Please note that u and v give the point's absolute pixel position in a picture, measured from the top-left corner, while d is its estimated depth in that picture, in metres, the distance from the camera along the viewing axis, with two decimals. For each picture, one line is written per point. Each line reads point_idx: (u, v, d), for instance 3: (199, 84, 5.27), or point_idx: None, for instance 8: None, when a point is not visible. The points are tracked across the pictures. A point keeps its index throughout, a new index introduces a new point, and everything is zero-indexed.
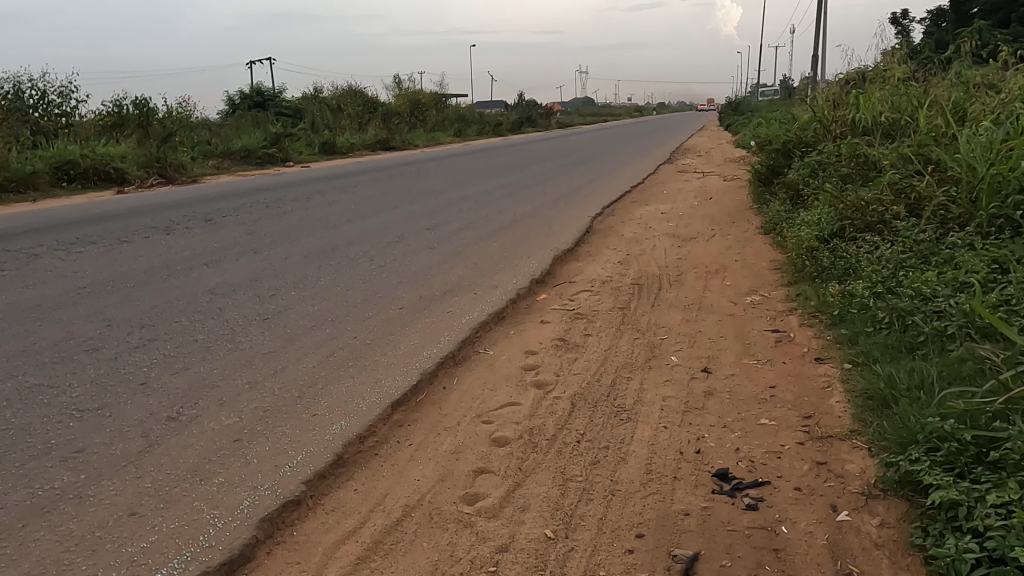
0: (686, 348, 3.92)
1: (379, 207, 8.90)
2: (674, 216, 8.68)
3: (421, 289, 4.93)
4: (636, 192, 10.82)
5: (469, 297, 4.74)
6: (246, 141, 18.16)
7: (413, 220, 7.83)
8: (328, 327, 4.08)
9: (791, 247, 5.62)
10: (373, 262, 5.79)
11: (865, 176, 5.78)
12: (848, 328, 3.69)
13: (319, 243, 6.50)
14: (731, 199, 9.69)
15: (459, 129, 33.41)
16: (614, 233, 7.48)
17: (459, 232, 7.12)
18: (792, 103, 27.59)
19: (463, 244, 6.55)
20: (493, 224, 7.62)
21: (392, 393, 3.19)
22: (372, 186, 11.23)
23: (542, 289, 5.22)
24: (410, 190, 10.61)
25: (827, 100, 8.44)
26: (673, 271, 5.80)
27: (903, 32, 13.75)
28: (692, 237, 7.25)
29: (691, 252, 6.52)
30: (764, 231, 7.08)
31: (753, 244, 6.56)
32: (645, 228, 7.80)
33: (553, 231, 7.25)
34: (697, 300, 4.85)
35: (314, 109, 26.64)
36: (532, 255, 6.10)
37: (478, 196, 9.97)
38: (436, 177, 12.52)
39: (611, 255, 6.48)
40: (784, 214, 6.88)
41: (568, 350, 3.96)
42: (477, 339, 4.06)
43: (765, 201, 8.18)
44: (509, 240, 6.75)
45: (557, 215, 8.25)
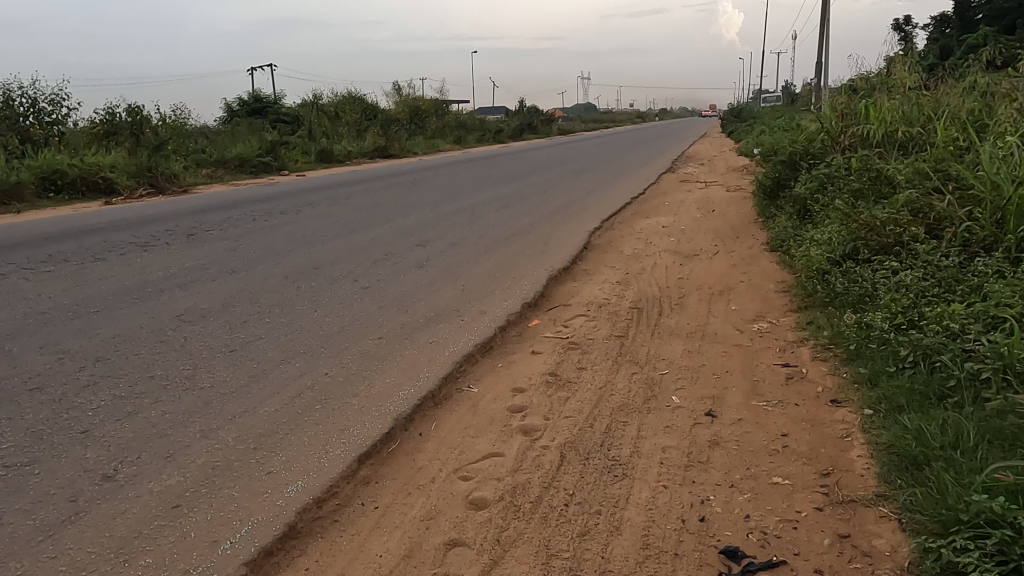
0: (688, 385, 3.58)
1: (369, 220, 8.58)
2: (676, 230, 8.35)
3: (403, 315, 4.59)
4: (637, 204, 10.50)
5: (454, 326, 4.41)
6: (241, 149, 17.89)
7: (402, 235, 7.50)
8: (297, 361, 3.74)
9: (800, 268, 5.29)
10: (356, 283, 5.46)
11: (878, 192, 5.46)
12: (868, 366, 3.36)
13: (302, 262, 6.17)
14: (735, 212, 9.35)
15: (459, 136, 33.12)
16: (613, 250, 7.16)
17: (450, 249, 6.79)
18: (795, 110, 27.25)
19: (453, 263, 6.22)
20: (487, 240, 7.30)
21: (360, 444, 2.86)
22: (365, 197, 10.91)
23: (534, 314, 4.89)
24: (404, 202, 10.30)
25: (834, 109, 8.12)
26: (674, 293, 5.47)
27: (909, 39, 13.45)
28: (695, 254, 6.92)
29: (694, 271, 6.19)
30: (770, 247, 6.75)
31: (759, 263, 6.23)
32: (645, 244, 7.47)
33: (549, 248, 6.92)
34: (700, 327, 4.52)
35: (312, 116, 26.39)
36: (526, 275, 5.77)
37: (473, 208, 9.64)
38: (433, 187, 12.22)
39: (609, 274, 6.16)
40: (790, 230, 6.56)
41: (560, 387, 3.63)
42: (460, 375, 3.72)
43: (770, 215, 7.86)
44: (501, 258, 6.42)
45: (554, 230, 7.92)
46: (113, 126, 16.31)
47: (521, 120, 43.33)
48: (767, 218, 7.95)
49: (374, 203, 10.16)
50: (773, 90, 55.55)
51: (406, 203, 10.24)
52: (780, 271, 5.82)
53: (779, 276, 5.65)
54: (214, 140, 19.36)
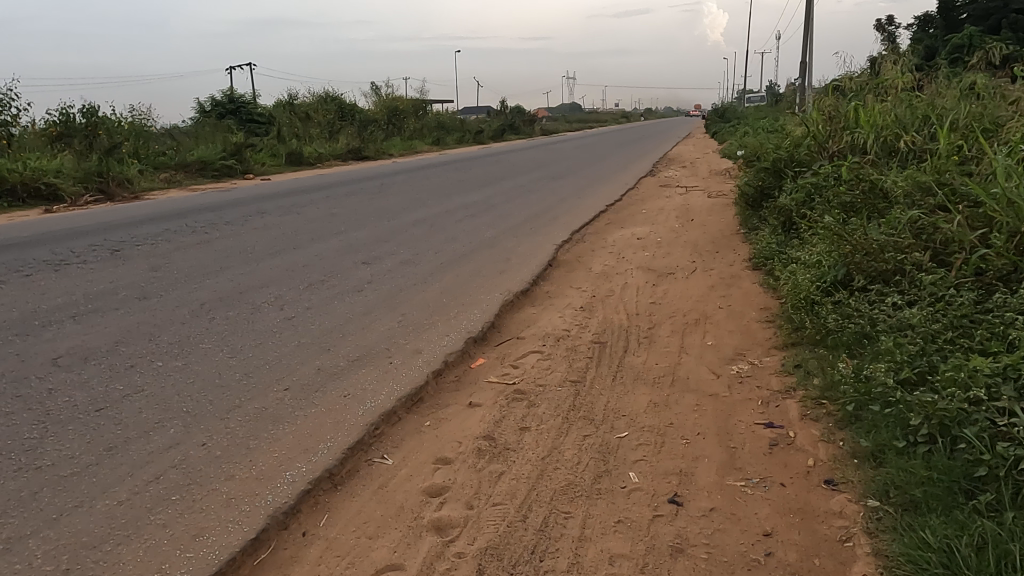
0: (650, 455, 2.92)
1: (319, 233, 7.87)
2: (652, 243, 7.71)
3: (323, 356, 3.91)
4: (612, 212, 9.86)
5: (380, 370, 3.73)
6: (203, 151, 17.11)
7: (349, 251, 6.80)
8: (174, 426, 3.05)
9: (786, 294, 4.67)
10: (281, 313, 4.77)
11: (874, 208, 4.85)
12: (870, 435, 2.73)
13: (227, 285, 5.47)
14: (716, 222, 8.72)
15: (438, 137, 32.36)
16: (580, 267, 6.51)
17: (398, 269, 6.10)
18: (779, 111, 26.67)
19: (399, 285, 5.54)
20: (442, 256, 6.61)
21: (212, 560, 2.18)
22: (323, 206, 10.19)
23: (480, 352, 4.23)
24: (362, 211, 9.60)
25: (821, 112, 7.50)
26: (644, 322, 4.82)
27: (890, 40, 12.87)
28: (670, 271, 6.28)
29: (668, 294, 5.54)
30: (751, 264, 6.13)
31: (740, 283, 5.59)
32: (617, 260, 6.82)
33: (509, 266, 6.25)
34: (670, 370, 3.87)
35: (284, 117, 25.56)
36: (478, 301, 5.10)
37: (436, 218, 8.96)
38: (398, 194, 11.52)
39: (573, 298, 5.50)
40: (775, 245, 5.95)
41: (495, 456, 2.96)
42: (374, 441, 3.04)
43: (753, 227, 7.25)
44: (454, 279, 5.74)
45: (519, 244, 7.25)
46: (65, 127, 15.52)
47: (502, 120, 42.63)
48: (750, 230, 7.34)
49: (330, 213, 9.46)
50: (757, 90, 55.11)
51: (365, 212, 9.55)
52: (763, 294, 5.19)
53: (762, 301, 5.02)
54: (177, 142, 18.56)
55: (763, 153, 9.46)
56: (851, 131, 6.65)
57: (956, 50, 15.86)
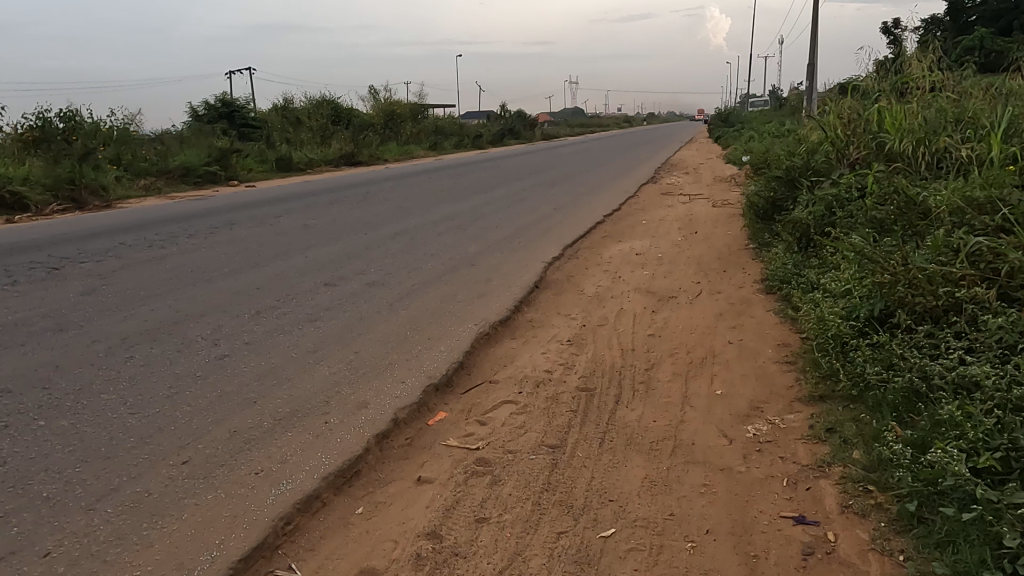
0: (643, 570, 2.19)
1: (286, 248, 7.16)
2: (652, 259, 6.98)
3: (245, 412, 3.18)
4: (609, 224, 9.15)
5: (311, 432, 3.00)
6: (186, 157, 16.43)
7: (314, 270, 6.09)
8: (19, 523, 2.32)
9: (810, 329, 3.96)
10: (213, 350, 4.05)
11: (912, 227, 4.15)
12: (944, 553, 2.02)
13: (163, 313, 4.76)
14: (723, 235, 8.00)
15: (435, 141, 31.70)
16: (571, 290, 5.79)
17: (364, 292, 5.39)
18: (784, 116, 25.96)
19: (360, 313, 4.83)
20: (417, 276, 5.90)
21: None
22: (299, 216, 9.49)
23: (442, 402, 3.51)
24: (340, 223, 8.91)
25: (839, 114, 6.79)
26: (641, 361, 4.10)
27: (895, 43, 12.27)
28: (672, 294, 5.57)
29: (669, 323, 4.83)
30: (764, 285, 5.42)
31: (752, 310, 4.86)
32: (613, 280, 6.10)
33: (490, 287, 5.53)
34: (672, 430, 3.14)
35: (276, 121, 24.91)
36: (448, 335, 4.38)
37: (417, 231, 8.25)
38: (383, 203, 10.83)
39: (561, 329, 4.77)
40: (792, 264, 5.24)
41: (437, 567, 2.23)
42: (281, 543, 2.32)
43: (765, 242, 6.54)
44: (425, 305, 5.03)
45: (505, 260, 6.53)
46: (43, 133, 14.76)
47: (502, 125, 41.95)
48: (762, 244, 6.63)
49: (305, 225, 8.76)
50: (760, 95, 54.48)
51: (343, 224, 8.86)
52: (780, 325, 4.46)
53: (780, 335, 4.29)
54: (161, 147, 17.88)
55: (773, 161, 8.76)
56: (878, 138, 5.95)
57: (968, 50, 15.17)
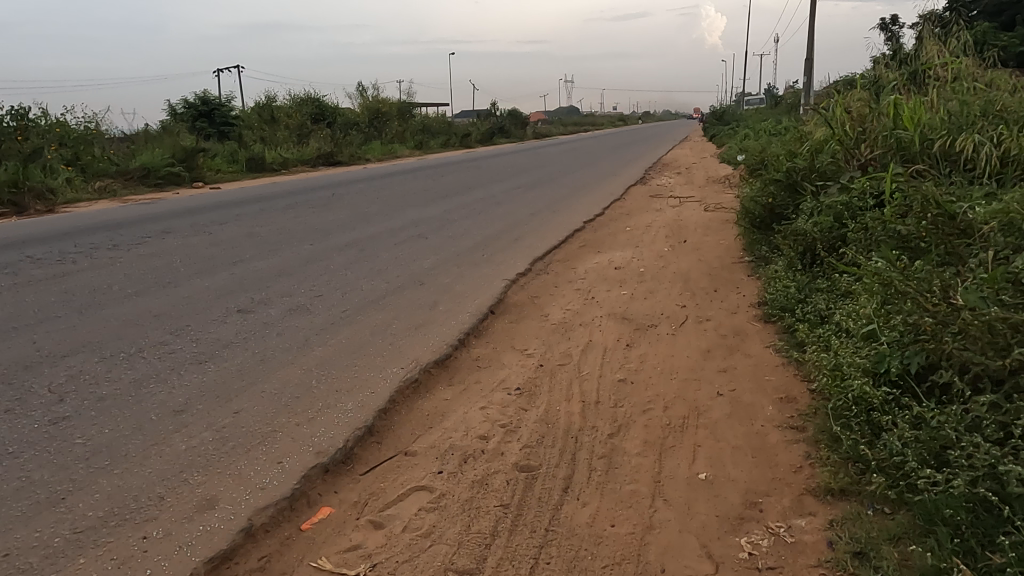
0: None
1: (213, 263, 6.25)
2: (633, 275, 6.08)
3: (39, 519, 2.28)
4: (590, 231, 8.26)
5: (114, 557, 2.10)
6: (147, 157, 15.48)
7: (231, 292, 5.17)
8: None
9: (823, 380, 3.09)
10: (53, 409, 3.14)
11: (952, 249, 3.29)
12: None
13: (19, 353, 3.84)
14: (714, 245, 7.09)
15: (421, 140, 30.71)
16: (532, 316, 4.89)
17: (281, 321, 4.48)
18: (781, 115, 25.04)
19: (265, 351, 3.91)
20: (351, 300, 4.99)
21: None
22: (246, 223, 8.57)
23: (331, 491, 2.60)
24: (289, 231, 8.00)
25: (846, 107, 5.91)
26: (606, 419, 3.20)
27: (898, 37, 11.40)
28: (652, 321, 4.67)
29: (645, 362, 3.93)
30: (762, 311, 4.55)
31: (748, 347, 3.96)
32: (584, 303, 5.20)
33: (434, 314, 4.62)
34: (635, 544, 2.24)
35: (253, 120, 23.92)
36: (364, 383, 3.47)
37: (370, 240, 7.33)
38: (345, 207, 9.92)
39: (513, 371, 3.87)
40: (797, 286, 4.37)
41: None
42: None
43: (763, 256, 5.68)
44: (349, 339, 4.12)
45: (460, 278, 5.63)
46: None
47: (492, 124, 40.95)
48: (759, 258, 5.76)
49: (248, 234, 7.85)
50: (755, 94, 53.65)
51: (292, 232, 7.95)
52: (782, 369, 3.57)
53: (782, 383, 3.39)
54: (123, 147, 16.91)
55: (769, 162, 7.88)
56: (894, 135, 5.09)
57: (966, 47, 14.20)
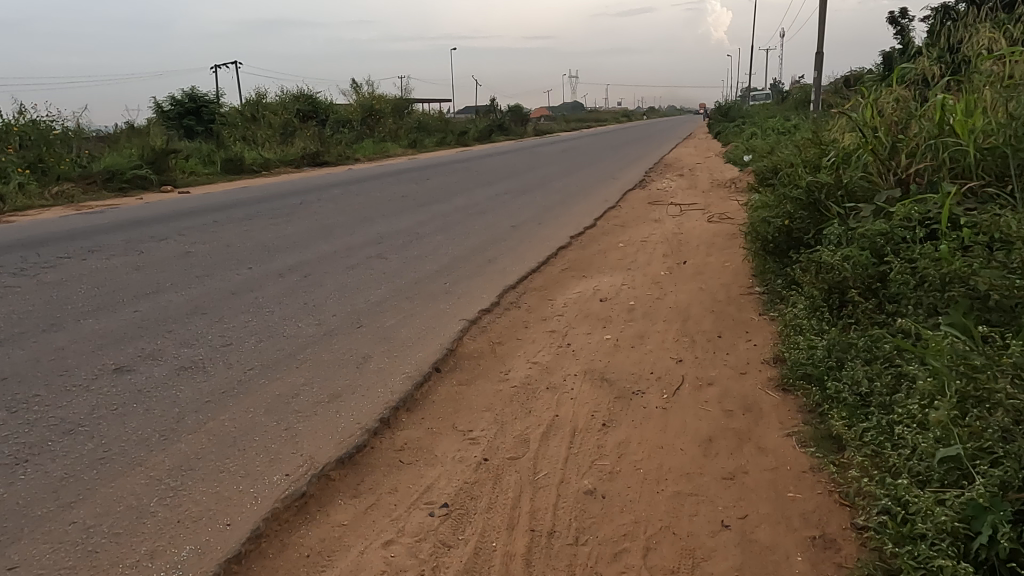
0: None
1: (122, 295, 5.26)
2: (621, 310, 5.06)
3: None
4: (577, 248, 7.24)
5: None
6: (114, 159, 14.50)
7: (119, 341, 4.18)
8: None
9: (880, 521, 2.11)
10: None
11: None
12: None
13: None
14: (719, 269, 6.06)
15: (415, 138, 29.59)
16: (489, 374, 3.88)
17: (160, 388, 3.48)
18: (789, 113, 23.93)
19: (114, 442, 2.92)
20: (263, 353, 3.98)
21: None
22: (188, 239, 7.56)
23: None
24: (232, 250, 6.99)
25: (878, 104, 4.88)
26: (560, 571, 2.21)
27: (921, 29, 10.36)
28: (638, 384, 3.66)
29: (626, 454, 2.92)
30: (779, 373, 3.55)
31: (763, 437, 2.94)
32: (556, 353, 4.19)
33: (359, 377, 3.61)
34: None
35: (237, 118, 22.89)
36: (223, 504, 2.47)
37: (319, 263, 6.33)
38: (308, 219, 8.93)
39: (445, 471, 2.85)
40: (826, 345, 3.39)
41: None
42: None
43: (777, 290, 4.67)
44: (234, 419, 3.12)
45: (408, 319, 4.61)
46: None
47: (490, 121, 39.77)
48: (772, 291, 4.76)
49: (184, 254, 6.85)
50: (762, 90, 52.62)
51: (235, 252, 6.93)
52: (812, 482, 2.56)
53: (813, 511, 2.38)
54: (92, 148, 15.92)
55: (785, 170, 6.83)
56: (943, 145, 4.09)
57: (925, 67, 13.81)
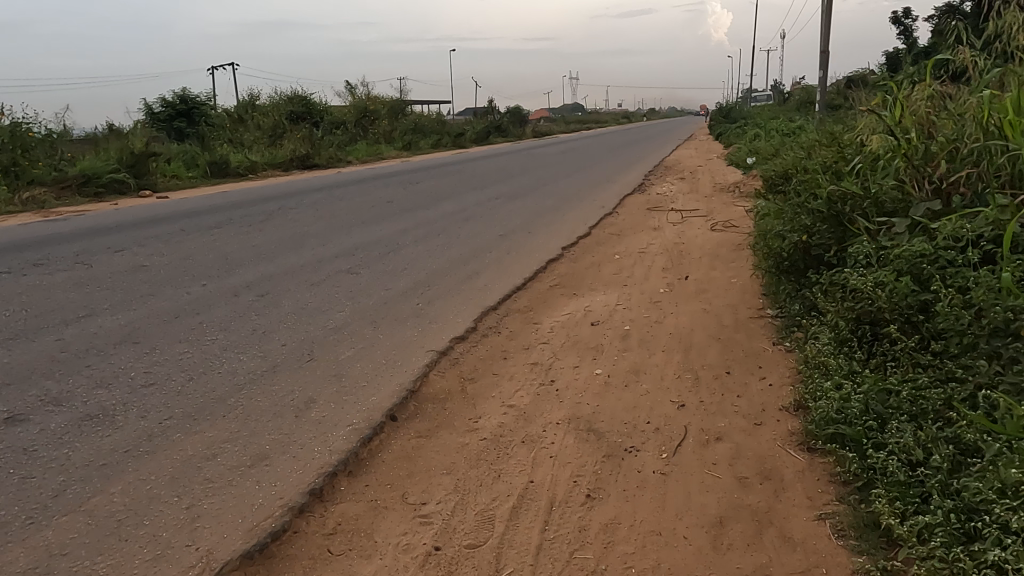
0: None
1: (49, 318, 4.63)
2: (614, 336, 4.44)
3: None
4: (569, 260, 6.62)
5: None
6: (90, 162, 13.88)
7: (24, 380, 3.56)
8: None
9: None
10: None
11: None
12: None
13: None
14: (725, 286, 5.45)
15: (410, 140, 28.96)
16: (455, 422, 3.27)
17: (51, 446, 2.86)
18: (792, 114, 23.30)
19: None
20: (189, 395, 3.37)
21: None
22: (145, 251, 6.93)
23: None
24: (190, 263, 6.37)
25: (906, 100, 4.24)
26: None
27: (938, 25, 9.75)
28: (632, 437, 3.05)
29: (616, 543, 2.30)
30: (803, 426, 2.95)
31: (788, 521, 2.34)
32: (537, 393, 3.57)
33: (296, 429, 3.00)
34: None
35: (226, 119, 22.26)
36: None
37: (282, 279, 5.71)
38: (282, 227, 8.31)
39: (385, 566, 2.23)
40: (862, 395, 2.78)
41: None
42: None
43: (794, 314, 4.07)
44: (127, 493, 2.50)
45: (369, 351, 3.99)
46: None
47: (488, 122, 39.11)
48: (788, 316, 4.15)
49: (136, 267, 6.22)
50: (763, 91, 52.01)
51: (193, 265, 6.31)
52: None
53: None
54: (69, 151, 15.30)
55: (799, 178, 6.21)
56: (991, 150, 3.48)
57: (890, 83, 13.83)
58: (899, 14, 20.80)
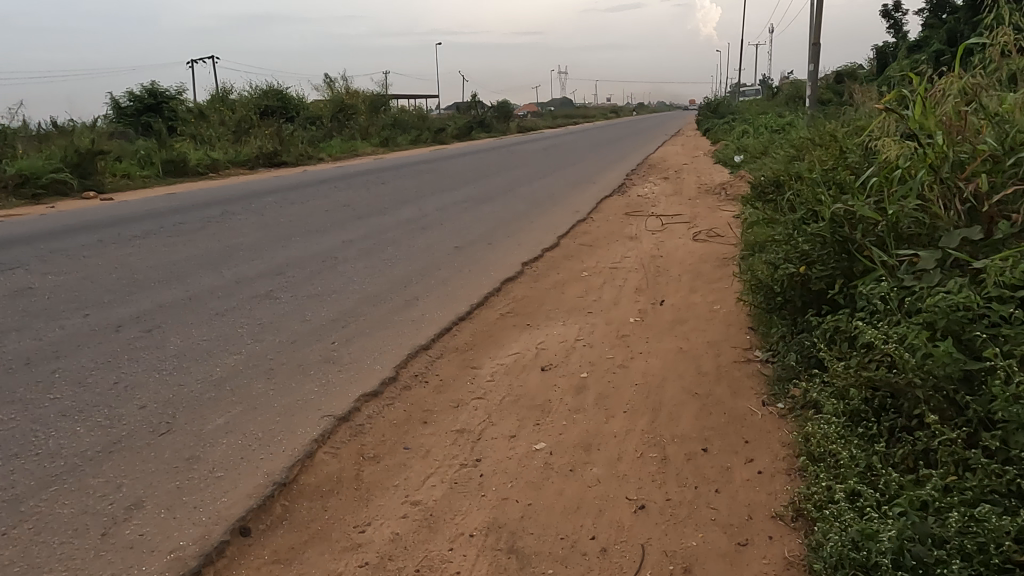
0: None
1: None
2: (566, 388, 3.59)
3: None
4: (529, 280, 5.75)
5: None
6: (30, 160, 12.86)
7: None
8: None
9: None
10: None
11: None
12: None
13: None
14: (706, 316, 4.60)
15: (388, 135, 27.97)
16: (333, 532, 2.40)
17: None
18: (781, 109, 22.47)
19: None
20: None
21: None
22: (42, 269, 6.00)
23: None
24: (85, 285, 5.46)
25: (926, 92, 3.39)
26: None
27: None
28: (569, 564, 2.20)
29: None
30: (806, 553, 2.12)
31: None
32: (454, 482, 2.71)
33: (92, 562, 2.13)
34: None
35: (191, 115, 21.20)
36: None
37: (183, 308, 4.81)
38: (213, 238, 7.39)
39: None
40: (895, 521, 1.95)
41: None
42: None
43: (791, 367, 3.24)
44: None
45: (247, 416, 3.12)
46: None
47: (471, 117, 38.07)
48: (782, 366, 3.32)
49: (20, 290, 5.31)
50: (752, 86, 51.34)
51: (88, 288, 5.40)
52: None
53: None
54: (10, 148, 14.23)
55: (795, 187, 5.36)
56: None
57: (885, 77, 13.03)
58: (891, 5, 20.02)
